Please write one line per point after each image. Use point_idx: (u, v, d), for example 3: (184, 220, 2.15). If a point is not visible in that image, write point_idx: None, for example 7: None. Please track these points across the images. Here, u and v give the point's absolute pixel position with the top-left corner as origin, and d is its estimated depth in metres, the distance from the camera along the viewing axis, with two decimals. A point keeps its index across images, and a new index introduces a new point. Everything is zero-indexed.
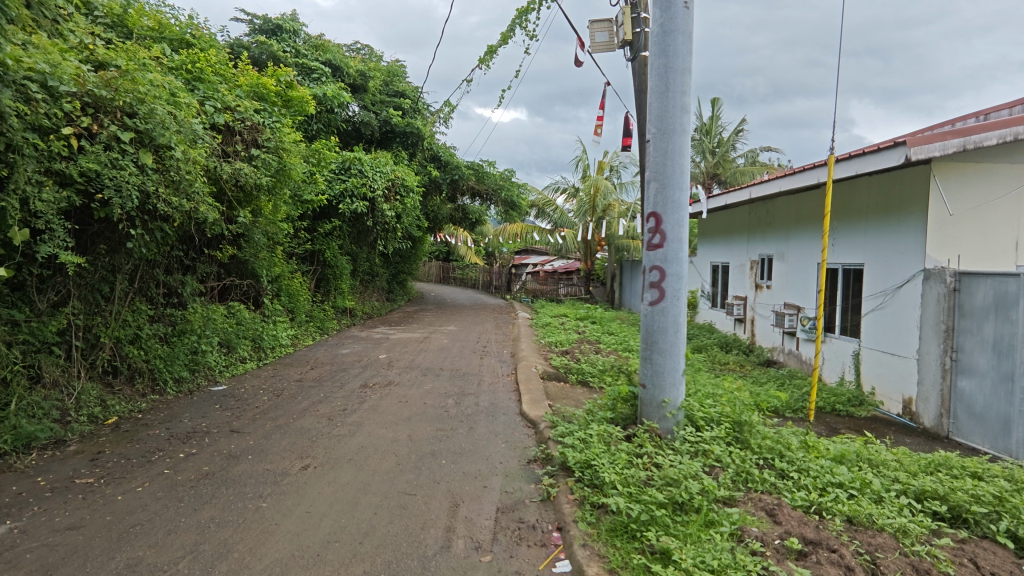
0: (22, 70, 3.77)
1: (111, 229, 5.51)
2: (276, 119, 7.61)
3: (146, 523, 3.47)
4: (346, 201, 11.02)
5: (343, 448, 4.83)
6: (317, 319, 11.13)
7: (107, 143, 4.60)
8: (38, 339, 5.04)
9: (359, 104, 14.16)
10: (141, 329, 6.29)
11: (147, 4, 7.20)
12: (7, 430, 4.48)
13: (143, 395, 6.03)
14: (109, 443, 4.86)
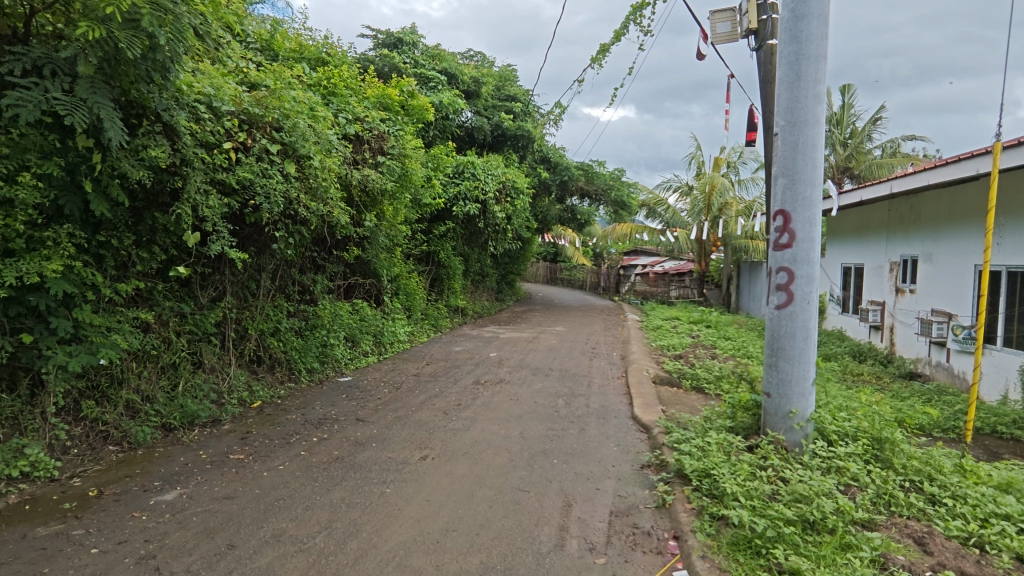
0: (194, 94, 4.45)
1: (259, 232, 6.17)
2: (399, 127, 8.07)
3: (287, 498, 3.83)
4: (460, 204, 11.44)
5: (458, 441, 5.03)
6: (432, 317, 11.65)
7: (258, 155, 5.11)
8: (201, 329, 5.73)
9: (473, 109, 14.61)
10: (280, 323, 6.93)
11: (291, 28, 7.96)
12: (176, 409, 5.14)
13: (282, 382, 6.67)
14: (255, 425, 5.41)
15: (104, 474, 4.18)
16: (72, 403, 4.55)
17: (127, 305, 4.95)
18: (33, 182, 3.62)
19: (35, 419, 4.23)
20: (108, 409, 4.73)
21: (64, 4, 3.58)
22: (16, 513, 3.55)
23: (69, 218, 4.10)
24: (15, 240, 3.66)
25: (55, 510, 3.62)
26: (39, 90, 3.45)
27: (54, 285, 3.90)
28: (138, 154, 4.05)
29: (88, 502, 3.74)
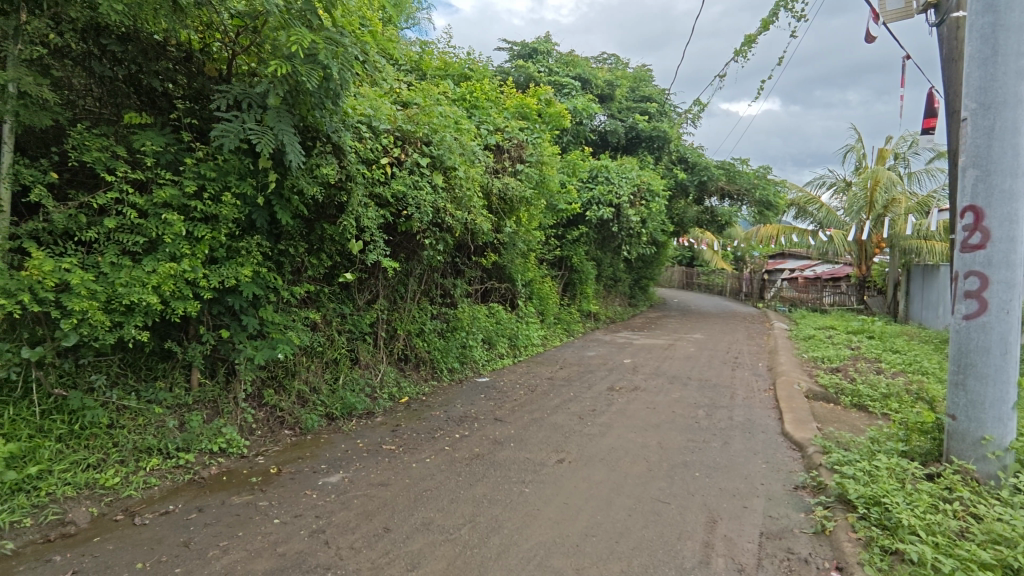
0: (357, 116, 4.91)
1: (409, 239, 6.65)
2: (537, 135, 8.27)
3: (434, 489, 4.07)
4: (594, 208, 11.44)
5: (595, 447, 5.01)
6: (564, 321, 11.73)
7: (411, 168, 5.53)
8: (358, 329, 6.31)
9: (606, 113, 14.54)
10: (425, 324, 7.40)
11: (438, 49, 8.52)
12: (338, 400, 5.69)
13: (426, 380, 7.10)
14: (404, 419, 5.83)
15: (281, 454, 4.75)
16: (256, 390, 5.24)
17: (300, 306, 5.60)
18: (233, 200, 4.24)
19: (230, 403, 4.94)
20: (284, 397, 5.38)
21: (257, 46, 4.16)
22: (216, 482, 4.16)
23: (258, 230, 4.74)
24: (218, 250, 4.31)
25: (245, 482, 4.19)
26: (238, 121, 4.03)
27: (246, 288, 4.52)
28: (312, 172, 4.56)
29: (270, 478, 4.28)
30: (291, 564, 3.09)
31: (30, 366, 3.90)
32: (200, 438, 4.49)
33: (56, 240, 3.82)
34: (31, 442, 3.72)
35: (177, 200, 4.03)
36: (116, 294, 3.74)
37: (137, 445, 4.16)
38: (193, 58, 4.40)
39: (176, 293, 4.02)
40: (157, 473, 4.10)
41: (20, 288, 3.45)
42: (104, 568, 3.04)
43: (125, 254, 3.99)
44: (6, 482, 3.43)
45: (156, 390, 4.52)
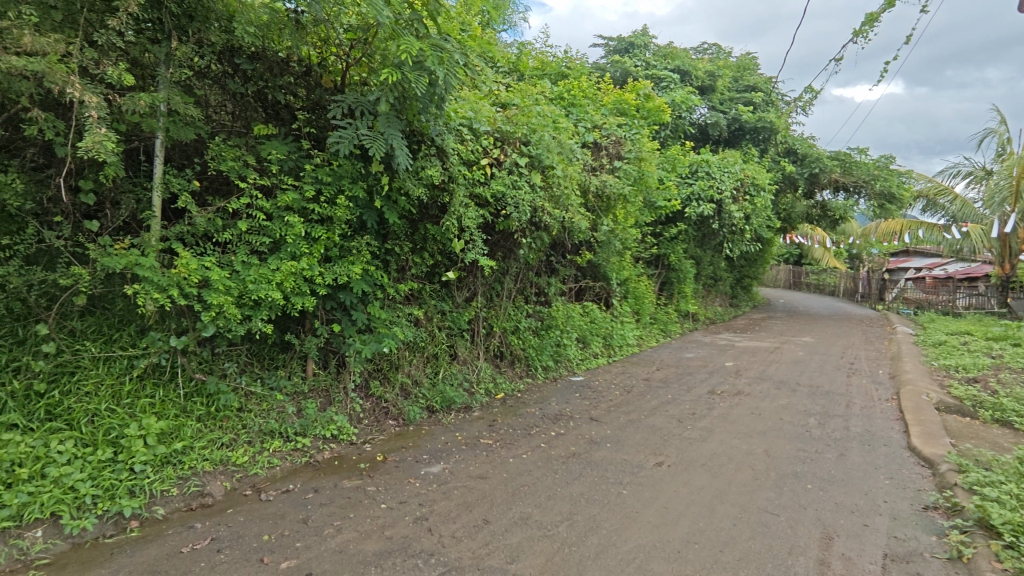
0: (459, 119, 5.07)
1: (507, 238, 6.77)
2: (636, 131, 8.10)
3: (531, 485, 4.12)
4: (693, 205, 11.03)
5: (695, 451, 4.84)
6: (661, 321, 11.39)
7: (509, 168, 5.62)
8: (457, 326, 6.51)
9: (707, 105, 13.98)
10: (520, 322, 7.49)
11: (535, 49, 8.60)
12: (438, 394, 5.89)
13: (521, 376, 7.18)
14: (500, 414, 5.94)
15: (387, 442, 5.02)
16: (364, 381, 5.56)
17: (404, 303, 5.88)
18: (346, 203, 4.53)
19: (341, 392, 5.27)
20: (389, 389, 5.66)
21: (369, 57, 4.41)
22: (329, 466, 4.47)
23: (368, 230, 5.04)
24: (332, 250, 4.63)
25: (355, 467, 4.46)
26: (352, 128, 4.30)
27: (356, 285, 4.81)
28: (417, 174, 4.77)
29: (377, 465, 4.53)
30: (398, 548, 3.25)
31: (175, 353, 4.40)
32: (315, 424, 4.82)
33: (198, 241, 4.29)
34: (176, 421, 4.17)
35: (297, 204, 4.37)
36: (246, 290, 4.12)
37: (262, 428, 4.55)
38: (311, 71, 4.71)
39: (296, 289, 4.36)
40: (279, 455, 4.45)
41: (170, 284, 3.89)
42: (236, 538, 3.36)
43: (254, 253, 4.38)
44: (157, 455, 3.87)
45: (278, 378, 4.93)
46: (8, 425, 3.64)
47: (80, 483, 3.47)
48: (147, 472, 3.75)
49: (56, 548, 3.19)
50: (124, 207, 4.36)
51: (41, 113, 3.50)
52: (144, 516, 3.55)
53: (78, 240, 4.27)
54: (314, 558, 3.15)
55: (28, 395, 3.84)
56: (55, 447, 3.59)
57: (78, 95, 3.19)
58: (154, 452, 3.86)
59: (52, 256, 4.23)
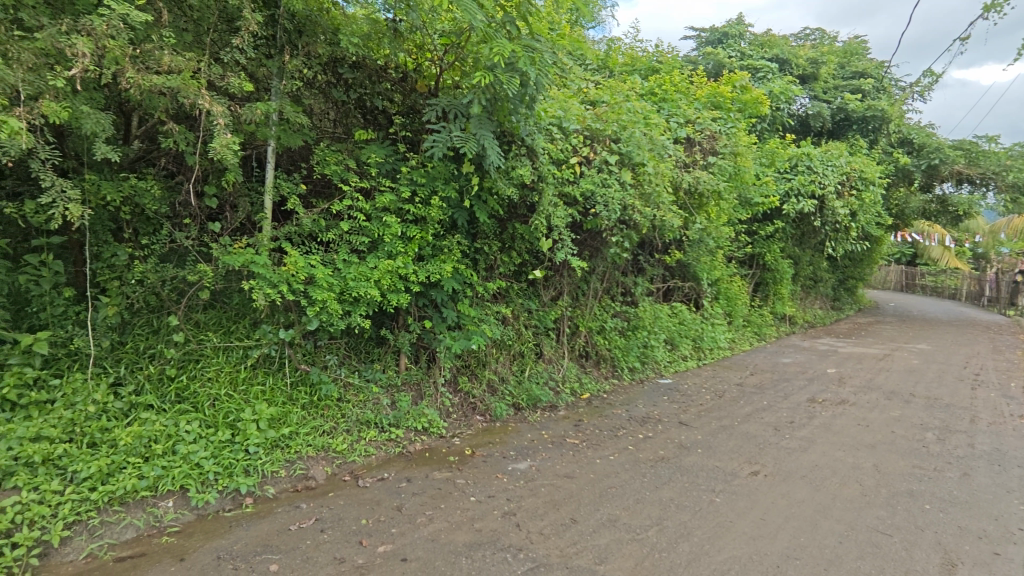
0: (549, 118, 5.11)
1: (594, 237, 6.72)
2: (731, 124, 7.77)
3: (619, 487, 4.07)
4: (793, 201, 10.41)
5: (795, 462, 4.57)
6: (755, 324, 10.83)
7: (599, 166, 5.57)
8: (543, 324, 6.55)
9: (808, 95, 13.15)
10: (606, 322, 7.41)
11: (624, 45, 8.48)
12: (524, 391, 5.94)
13: (606, 377, 7.08)
14: (586, 414, 5.90)
15: (475, 437, 5.13)
16: (453, 376, 5.72)
17: (493, 301, 5.99)
18: (439, 203, 4.68)
19: (431, 387, 5.44)
20: (476, 385, 5.78)
21: (461, 61, 4.55)
22: (420, 457, 4.63)
23: (459, 229, 5.19)
24: (425, 249, 4.80)
25: (445, 460, 4.60)
26: (447, 131, 4.43)
27: (447, 283, 4.95)
28: (508, 174, 4.84)
29: (466, 459, 4.64)
30: (487, 541, 3.32)
31: (284, 344, 4.75)
32: (407, 416, 5.00)
33: (305, 241, 4.60)
34: (284, 407, 4.48)
35: (394, 205, 4.57)
36: (347, 287, 4.35)
37: (360, 418, 4.77)
38: (407, 77, 4.92)
39: (392, 287, 4.54)
40: (375, 444, 4.65)
41: (280, 280, 4.19)
42: (337, 520, 3.57)
43: (354, 252, 4.62)
44: (268, 438, 4.17)
45: (373, 370, 5.18)
46: (145, 404, 4.08)
47: (204, 460, 3.82)
48: (259, 454, 4.06)
49: (184, 517, 3.54)
50: (241, 210, 4.76)
51: (175, 125, 3.89)
52: (257, 494, 3.85)
53: (202, 239, 4.71)
54: (408, 544, 3.29)
55: (161, 379, 4.29)
56: (183, 427, 3.98)
57: (207, 107, 3.51)
58: (266, 436, 4.17)
59: (181, 254, 4.70)
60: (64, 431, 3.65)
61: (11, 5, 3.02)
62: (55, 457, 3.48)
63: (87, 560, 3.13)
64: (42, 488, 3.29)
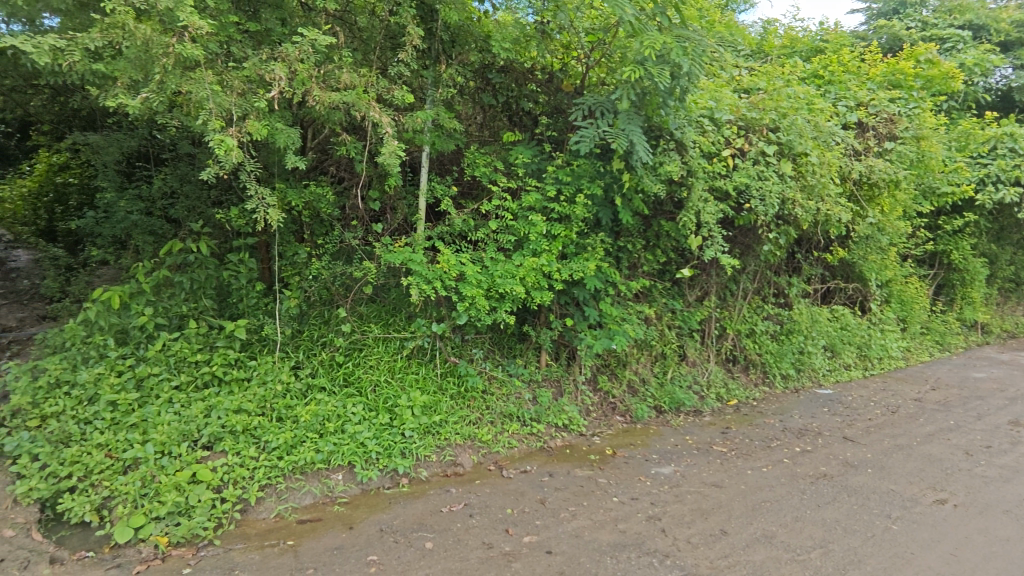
0: (699, 110, 4.92)
1: (745, 233, 6.32)
2: (914, 104, 6.88)
3: (774, 502, 3.79)
4: (990, 189, 8.93)
5: (994, 494, 3.93)
6: (937, 332, 9.44)
7: (755, 158, 5.24)
8: (688, 325, 6.29)
9: (1012, 64, 11.20)
10: (757, 325, 6.92)
11: (782, 26, 7.90)
12: (666, 394, 5.75)
13: (756, 384, 6.61)
14: (734, 422, 5.57)
15: (615, 437, 5.07)
16: (593, 374, 5.69)
17: (635, 300, 5.88)
18: (584, 201, 4.70)
19: (571, 384, 5.46)
20: (617, 385, 5.71)
21: (609, 58, 4.53)
22: (561, 453, 4.69)
23: (602, 228, 5.19)
24: (569, 246, 4.83)
25: (585, 458, 4.61)
26: (594, 127, 4.41)
27: (590, 281, 4.94)
28: (656, 170, 4.71)
29: (607, 458, 4.61)
30: (633, 543, 3.27)
31: (435, 337, 5.06)
32: (548, 412, 5.06)
33: (455, 240, 4.86)
34: (435, 396, 4.75)
35: (539, 204, 4.67)
36: (494, 284, 4.51)
37: (503, 411, 4.92)
38: (553, 78, 4.99)
39: (536, 284, 4.61)
40: (517, 437, 4.77)
41: (434, 277, 4.47)
42: (485, 507, 3.73)
43: (501, 250, 4.79)
44: (422, 424, 4.46)
45: (516, 365, 5.33)
46: (319, 386, 4.56)
47: (367, 440, 4.19)
48: (414, 438, 4.35)
49: (351, 490, 3.92)
50: (399, 212, 5.17)
51: (348, 137, 4.31)
52: (411, 475, 4.14)
53: (367, 239, 5.17)
54: (553, 537, 3.35)
55: (332, 364, 4.78)
56: (350, 408, 4.40)
57: (376, 118, 3.85)
58: (419, 421, 4.47)
59: (349, 253, 5.20)
60: (258, 406, 4.22)
61: (225, 40, 3.55)
62: (252, 428, 4.03)
63: (276, 519, 3.59)
64: (243, 454, 3.85)
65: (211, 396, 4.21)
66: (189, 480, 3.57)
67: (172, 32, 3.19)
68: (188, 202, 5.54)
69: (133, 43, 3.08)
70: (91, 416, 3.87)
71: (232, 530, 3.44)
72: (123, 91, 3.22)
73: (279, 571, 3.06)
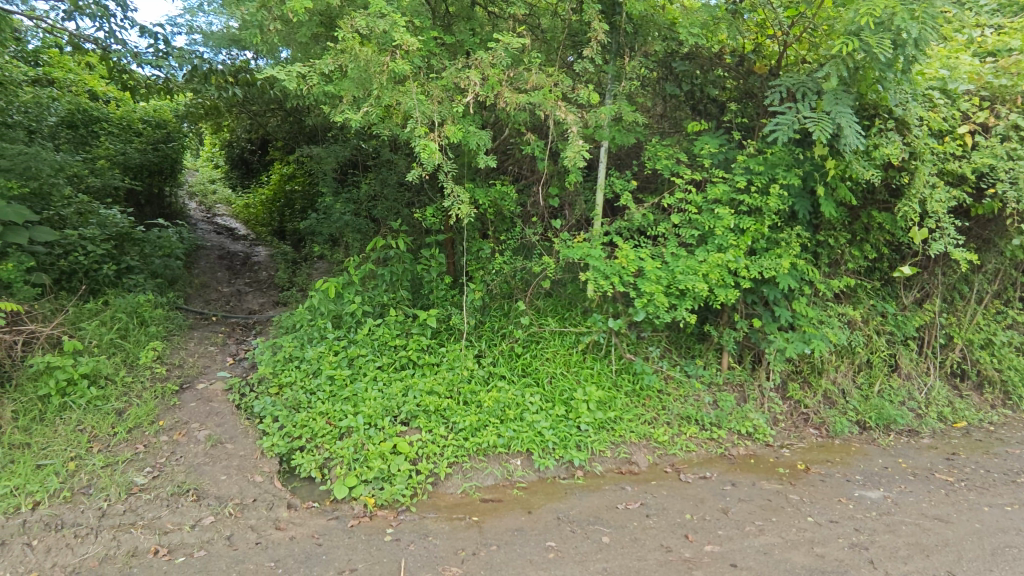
0: (927, 82, 4.27)
1: (983, 224, 5.32)
2: None
3: (1022, 548, 3.14)
4: None
5: None
6: None
7: (1003, 134, 4.40)
8: (902, 331, 5.46)
9: None
10: (996, 335, 5.78)
11: None
12: (872, 408, 5.07)
13: (993, 406, 5.53)
14: (963, 448, 4.73)
15: (808, 452, 4.61)
16: (782, 381, 5.21)
17: (835, 301, 5.26)
18: (779, 192, 4.35)
19: (757, 390, 5.07)
20: (810, 394, 5.17)
21: (811, 32, 4.12)
22: (745, 462, 4.39)
23: (798, 221, 4.76)
24: (759, 242, 4.50)
25: (773, 470, 4.25)
26: (793, 112, 4.01)
27: (782, 279, 4.55)
28: (869, 154, 4.17)
29: (798, 474, 4.21)
30: (832, 570, 2.95)
31: (611, 333, 5.03)
32: (730, 417, 4.75)
33: (634, 235, 4.78)
34: (610, 392, 4.73)
35: (726, 196, 4.42)
36: (675, 280, 4.34)
37: (681, 413, 4.72)
38: (745, 60, 4.72)
39: (721, 281, 4.37)
40: (696, 441, 4.56)
41: (613, 272, 4.43)
42: (662, 508, 3.64)
43: (683, 245, 4.61)
44: (597, 419, 4.47)
45: (695, 366, 5.10)
46: (500, 374, 4.80)
47: (544, 430, 4.31)
48: (589, 432, 4.38)
49: (529, 476, 4.08)
50: (577, 208, 5.24)
51: (531, 136, 4.48)
52: (587, 468, 4.18)
53: (546, 235, 5.33)
54: (737, 550, 3.15)
55: (511, 354, 5.00)
56: (528, 398, 4.57)
57: (562, 116, 3.92)
58: (595, 416, 4.48)
59: (529, 249, 5.40)
60: (446, 389, 4.56)
61: (428, 55, 3.91)
62: (441, 409, 4.38)
63: (463, 495, 3.87)
64: (434, 432, 4.20)
65: (408, 377, 4.65)
66: (391, 450, 4.00)
67: (386, 51, 3.57)
68: (388, 203, 6.20)
69: (357, 64, 3.51)
70: (315, 387, 4.53)
71: (425, 500, 3.79)
72: (347, 107, 3.69)
73: (466, 543, 3.30)
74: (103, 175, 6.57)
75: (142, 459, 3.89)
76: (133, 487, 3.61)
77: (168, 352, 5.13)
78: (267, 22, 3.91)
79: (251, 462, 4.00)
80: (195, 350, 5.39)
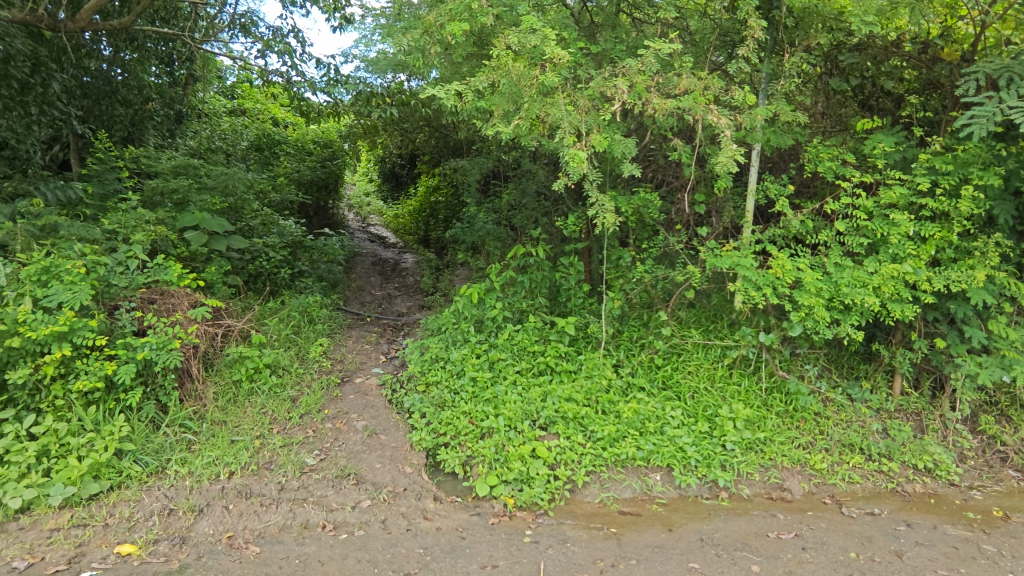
0: None
1: None
2: None
3: None
4: None
5: None
6: None
7: None
8: None
9: None
10: None
11: None
12: None
13: None
14: None
15: (1007, 498, 3.95)
16: (971, 413, 4.51)
17: None
18: (973, 194, 3.80)
19: (938, 420, 4.43)
20: (1009, 430, 4.41)
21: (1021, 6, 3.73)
22: (923, 502, 3.87)
23: (997, 227, 4.12)
24: (945, 251, 3.96)
25: (961, 515, 3.70)
26: (994, 101, 3.48)
27: (976, 294, 3.96)
28: None
29: (994, 521, 3.63)
30: None
31: (762, 348, 4.68)
32: (904, 449, 4.21)
33: (790, 243, 4.44)
34: (760, 411, 4.41)
35: (905, 200, 3.95)
36: (840, 293, 3.96)
37: (842, 439, 4.27)
38: (930, 46, 4.26)
39: (896, 295, 3.91)
40: (861, 472, 4.10)
41: (767, 283, 4.14)
42: (821, 543, 3.32)
43: (850, 255, 4.19)
44: (745, 438, 4.19)
45: (860, 389, 4.59)
46: (639, 385, 4.69)
47: (687, 446, 4.13)
48: (735, 452, 4.12)
49: (669, 493, 3.94)
50: (725, 215, 4.99)
51: (679, 141, 4.35)
52: (732, 490, 3.95)
53: (691, 244, 5.13)
54: None
55: (650, 366, 4.87)
56: (669, 412, 4.39)
57: (714, 120, 3.73)
58: (742, 436, 4.20)
59: (672, 258, 5.22)
60: (584, 397, 4.54)
61: (575, 66, 3.97)
62: (580, 416, 4.36)
63: (601, 505, 3.85)
64: (572, 438, 4.20)
65: (546, 382, 4.70)
66: (530, 453, 4.06)
67: (537, 65, 3.67)
68: (529, 212, 6.36)
69: (510, 79, 3.65)
70: (459, 387, 4.75)
71: (563, 506, 3.82)
72: (498, 120, 3.85)
73: (605, 554, 3.28)
74: (282, 190, 7.49)
75: (312, 443, 4.35)
76: (305, 467, 4.05)
77: (332, 348, 5.70)
78: (427, 45, 4.22)
79: (402, 454, 4.29)
80: (354, 348, 5.93)
